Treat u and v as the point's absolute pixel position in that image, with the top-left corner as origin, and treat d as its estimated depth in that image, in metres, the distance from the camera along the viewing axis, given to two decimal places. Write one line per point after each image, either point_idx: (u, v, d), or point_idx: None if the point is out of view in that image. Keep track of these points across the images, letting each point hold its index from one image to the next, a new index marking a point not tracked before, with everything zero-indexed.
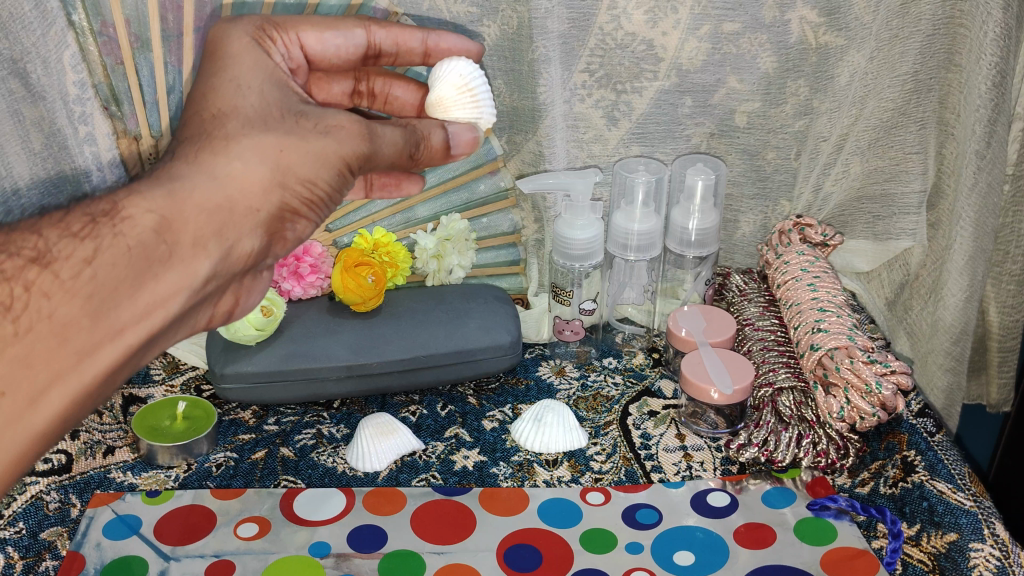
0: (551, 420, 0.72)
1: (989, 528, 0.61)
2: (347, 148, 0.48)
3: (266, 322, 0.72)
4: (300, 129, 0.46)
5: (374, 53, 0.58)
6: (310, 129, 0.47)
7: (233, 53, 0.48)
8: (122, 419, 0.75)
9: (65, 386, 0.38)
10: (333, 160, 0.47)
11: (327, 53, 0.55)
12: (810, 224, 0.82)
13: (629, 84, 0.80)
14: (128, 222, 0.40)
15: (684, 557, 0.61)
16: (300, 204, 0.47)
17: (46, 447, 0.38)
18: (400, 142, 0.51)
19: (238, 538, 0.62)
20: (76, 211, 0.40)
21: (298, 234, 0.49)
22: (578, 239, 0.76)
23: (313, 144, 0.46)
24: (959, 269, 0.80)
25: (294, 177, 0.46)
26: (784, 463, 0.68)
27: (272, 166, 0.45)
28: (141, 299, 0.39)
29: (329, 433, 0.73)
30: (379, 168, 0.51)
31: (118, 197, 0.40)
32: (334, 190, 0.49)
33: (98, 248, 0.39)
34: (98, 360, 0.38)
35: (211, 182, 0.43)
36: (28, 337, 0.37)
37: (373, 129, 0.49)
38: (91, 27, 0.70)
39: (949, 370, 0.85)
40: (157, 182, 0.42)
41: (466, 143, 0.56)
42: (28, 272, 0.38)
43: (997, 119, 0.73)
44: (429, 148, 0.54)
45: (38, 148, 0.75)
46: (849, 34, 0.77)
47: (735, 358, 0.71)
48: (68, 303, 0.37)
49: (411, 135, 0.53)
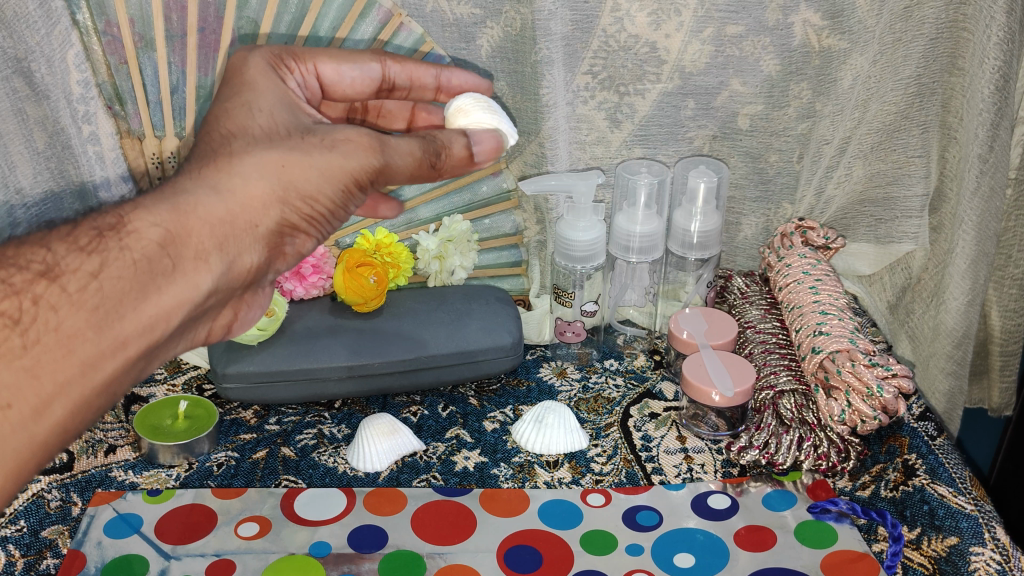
0: (553, 422, 0.72)
1: (989, 531, 0.61)
2: (355, 163, 0.46)
3: (268, 321, 0.72)
4: (306, 144, 0.46)
5: (389, 88, 0.58)
6: (317, 144, 0.46)
7: (250, 78, 0.49)
8: (124, 418, 0.75)
9: (68, 396, 0.38)
10: (340, 176, 0.46)
11: (342, 83, 0.56)
12: (812, 227, 0.82)
13: (632, 86, 0.80)
14: (134, 236, 0.40)
15: (684, 559, 0.61)
16: (301, 220, 0.46)
17: (46, 458, 0.39)
18: (418, 152, 0.49)
19: (237, 538, 0.62)
20: (83, 225, 0.40)
21: (296, 249, 0.48)
22: (581, 240, 0.76)
23: (318, 160, 0.45)
24: (962, 273, 0.79)
25: (297, 192, 0.45)
26: (784, 466, 0.68)
27: (275, 181, 0.44)
28: (144, 312, 0.39)
29: (329, 433, 0.73)
30: (396, 180, 0.50)
31: (124, 210, 0.41)
32: (339, 206, 0.48)
33: (104, 261, 0.39)
34: (101, 371, 0.39)
35: (215, 197, 0.42)
36: (35, 348, 0.37)
37: (387, 142, 0.48)
38: (95, 26, 0.70)
39: (950, 374, 0.84)
40: (162, 197, 0.42)
41: (489, 150, 0.54)
42: (36, 285, 0.38)
43: (1001, 123, 0.73)
44: (451, 157, 0.52)
45: (42, 147, 0.75)
46: (852, 38, 0.77)
47: (736, 360, 0.71)
48: (74, 315, 0.38)
49: (430, 144, 0.50)
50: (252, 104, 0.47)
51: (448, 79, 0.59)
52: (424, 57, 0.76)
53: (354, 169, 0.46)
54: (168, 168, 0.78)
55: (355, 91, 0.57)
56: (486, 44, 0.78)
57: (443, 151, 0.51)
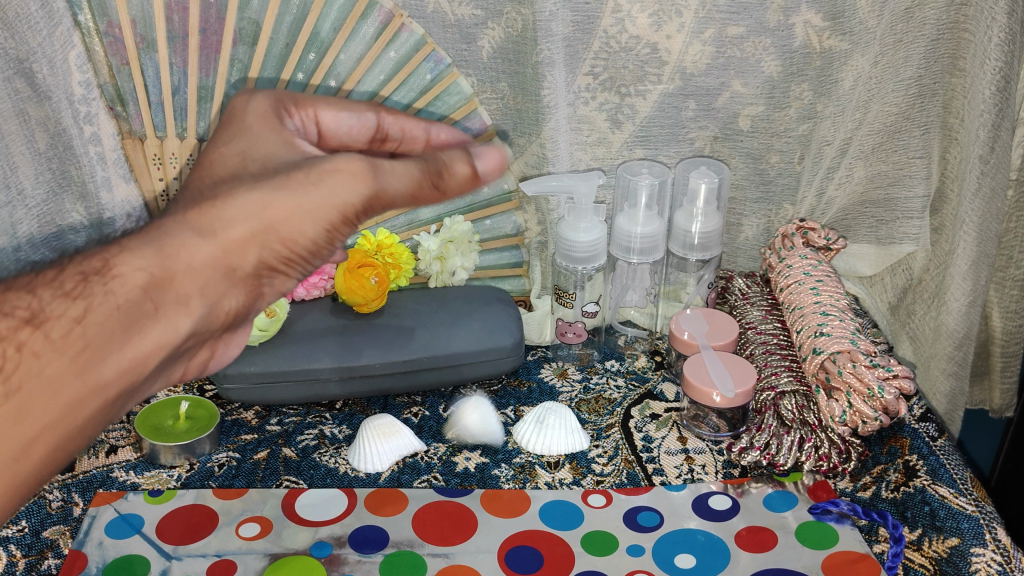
0: (553, 422, 0.72)
1: (990, 533, 0.61)
2: (344, 197, 0.42)
3: (269, 322, 0.72)
4: (292, 181, 0.41)
5: (382, 139, 0.50)
6: (303, 180, 0.41)
7: (248, 125, 0.45)
8: (126, 419, 0.75)
9: (47, 440, 0.36)
10: (328, 213, 0.42)
11: (339, 133, 0.48)
12: (813, 228, 0.82)
13: (633, 87, 0.80)
14: (119, 280, 0.37)
15: (685, 560, 0.61)
16: (288, 259, 0.43)
17: (26, 498, 0.37)
18: (416, 174, 0.43)
19: (239, 538, 0.62)
20: (68, 268, 0.37)
21: (281, 288, 0.45)
22: (581, 241, 0.76)
23: (303, 198, 0.41)
24: (963, 274, 0.79)
25: (280, 234, 0.41)
26: (785, 467, 0.68)
27: (257, 222, 0.40)
28: (128, 354, 0.37)
29: (331, 434, 0.73)
30: (391, 209, 0.44)
31: (108, 252, 0.38)
32: (325, 243, 0.43)
33: (89, 306, 0.36)
34: (82, 416, 0.37)
35: (200, 241, 0.39)
36: (17, 396, 0.35)
37: (380, 166, 0.43)
38: (97, 27, 0.71)
39: (952, 375, 0.84)
40: (146, 238, 0.39)
41: (494, 164, 0.44)
42: (20, 332, 0.36)
43: (1002, 124, 0.73)
44: (456, 177, 0.44)
45: (43, 148, 0.74)
46: (853, 39, 0.77)
47: (738, 362, 0.71)
48: (57, 360, 0.36)
49: (432, 163, 0.44)
50: (249, 153, 0.43)
51: (440, 135, 0.50)
52: (425, 57, 0.77)
53: (346, 203, 0.42)
54: (168, 169, 0.79)
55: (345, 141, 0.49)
56: (488, 45, 0.78)
57: (442, 169, 0.44)
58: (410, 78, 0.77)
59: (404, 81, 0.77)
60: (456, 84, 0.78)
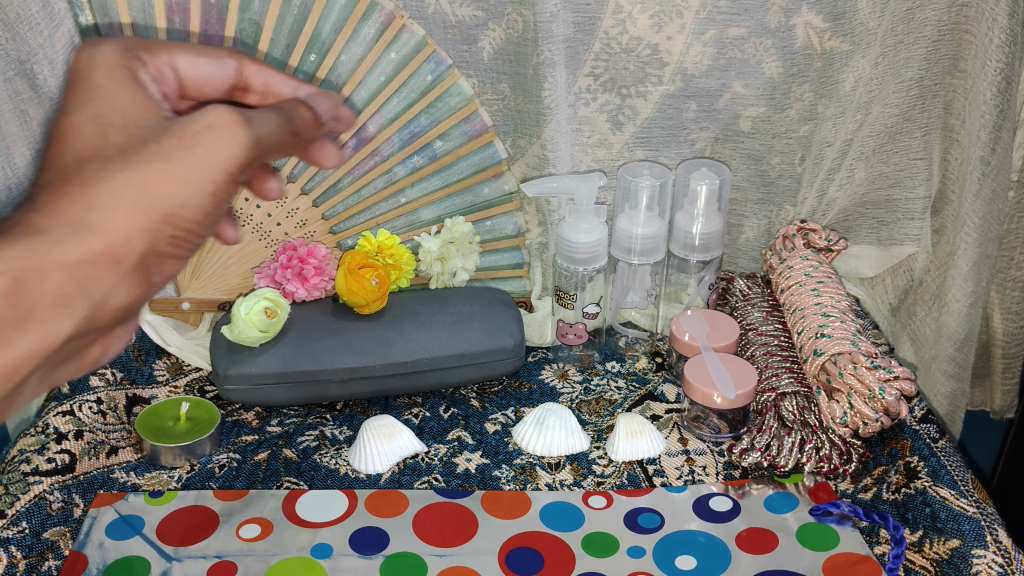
0: (553, 424, 0.72)
1: (992, 534, 0.60)
2: (231, 158, 0.31)
3: (270, 323, 0.71)
4: (161, 145, 0.30)
5: (244, 90, 0.43)
6: (173, 143, 0.31)
7: (94, 81, 0.34)
8: (126, 419, 0.74)
9: None
10: (218, 181, 0.31)
11: (199, 83, 0.41)
12: (814, 229, 0.82)
13: (634, 88, 0.80)
14: None
15: (685, 561, 0.61)
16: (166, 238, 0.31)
17: None
18: (282, 123, 0.34)
19: (239, 539, 0.62)
20: None
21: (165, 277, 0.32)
22: (582, 242, 0.76)
23: (180, 166, 0.30)
24: (964, 275, 0.79)
25: (162, 213, 0.30)
26: (787, 469, 0.68)
27: (133, 205, 0.29)
28: None
29: (331, 435, 0.73)
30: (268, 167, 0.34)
31: None
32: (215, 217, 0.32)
33: None
34: None
35: (71, 238, 0.28)
36: None
37: (247, 112, 0.33)
38: (97, 26, 0.73)
39: (952, 376, 0.84)
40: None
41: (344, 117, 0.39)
42: None
43: (1003, 125, 0.73)
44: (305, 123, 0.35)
45: None
46: (853, 40, 0.77)
47: (739, 363, 0.71)
48: None
49: (287, 113, 0.35)
50: (104, 116, 0.32)
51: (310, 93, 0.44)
52: (425, 58, 0.76)
53: (232, 162, 0.31)
54: None
55: (204, 93, 0.41)
56: (489, 46, 0.78)
57: (294, 113, 0.35)
58: (410, 79, 0.77)
59: (405, 82, 0.77)
60: (458, 85, 0.77)
